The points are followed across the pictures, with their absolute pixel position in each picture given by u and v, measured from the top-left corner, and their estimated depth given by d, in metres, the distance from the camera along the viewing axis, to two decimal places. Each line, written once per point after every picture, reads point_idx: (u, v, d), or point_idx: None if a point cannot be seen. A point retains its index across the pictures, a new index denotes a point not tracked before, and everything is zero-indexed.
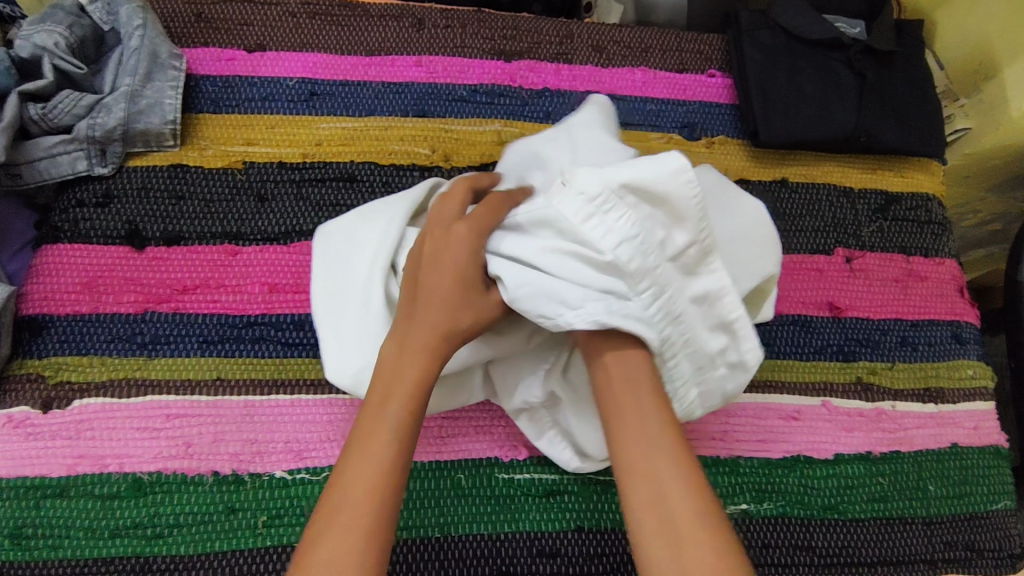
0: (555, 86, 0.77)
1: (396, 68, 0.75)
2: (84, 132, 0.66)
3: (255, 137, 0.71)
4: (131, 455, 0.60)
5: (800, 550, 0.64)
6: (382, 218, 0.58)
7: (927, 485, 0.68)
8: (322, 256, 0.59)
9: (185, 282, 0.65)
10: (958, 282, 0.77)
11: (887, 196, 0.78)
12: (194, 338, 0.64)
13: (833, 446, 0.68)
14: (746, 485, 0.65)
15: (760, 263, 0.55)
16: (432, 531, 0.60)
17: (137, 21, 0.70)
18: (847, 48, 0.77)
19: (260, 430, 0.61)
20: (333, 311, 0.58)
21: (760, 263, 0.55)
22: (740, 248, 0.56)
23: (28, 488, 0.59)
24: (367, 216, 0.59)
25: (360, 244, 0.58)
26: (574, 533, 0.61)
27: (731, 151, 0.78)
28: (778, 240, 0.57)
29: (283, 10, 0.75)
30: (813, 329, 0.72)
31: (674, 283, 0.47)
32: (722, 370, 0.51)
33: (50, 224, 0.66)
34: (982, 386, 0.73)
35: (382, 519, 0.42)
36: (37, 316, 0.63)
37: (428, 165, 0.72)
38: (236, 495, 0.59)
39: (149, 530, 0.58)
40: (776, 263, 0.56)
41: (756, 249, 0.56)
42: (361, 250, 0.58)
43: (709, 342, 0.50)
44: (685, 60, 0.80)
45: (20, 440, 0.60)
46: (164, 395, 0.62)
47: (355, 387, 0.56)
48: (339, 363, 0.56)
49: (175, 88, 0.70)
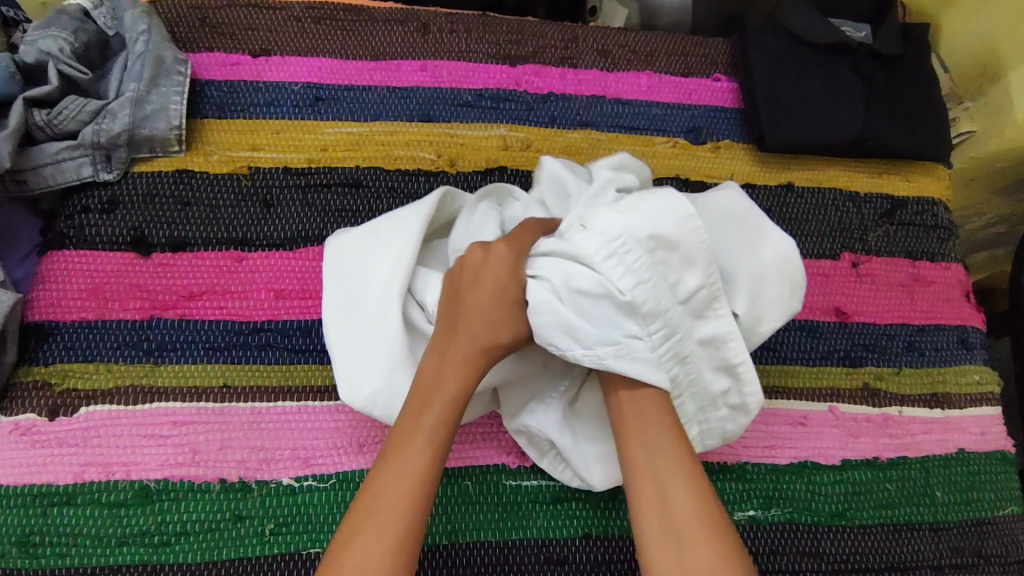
0: (561, 90, 0.77)
1: (401, 72, 0.75)
2: (90, 138, 0.66)
3: (261, 142, 0.71)
4: (138, 463, 0.60)
5: (808, 557, 0.64)
6: (396, 236, 0.59)
7: (934, 491, 0.68)
8: (334, 274, 0.60)
9: (192, 288, 0.65)
10: (963, 287, 0.77)
11: (894, 200, 0.78)
12: (200, 345, 0.64)
13: (840, 452, 0.68)
14: (754, 492, 0.65)
15: (787, 300, 0.56)
16: (440, 539, 0.60)
17: (142, 26, 0.69)
18: (853, 52, 0.77)
19: (266, 438, 0.61)
20: (345, 328, 0.58)
21: (787, 300, 0.56)
22: (766, 288, 0.55)
23: (34, 496, 0.58)
24: (381, 231, 0.60)
25: (374, 263, 0.59)
26: (582, 540, 0.61)
27: (737, 156, 0.77)
28: (802, 279, 0.57)
29: (288, 14, 0.75)
30: (819, 334, 0.72)
31: (684, 326, 0.50)
32: (723, 410, 0.54)
33: (56, 231, 0.66)
34: (989, 392, 0.73)
35: (416, 517, 0.46)
36: (43, 323, 0.63)
37: (433, 170, 0.72)
38: (242, 503, 0.59)
39: (156, 538, 0.58)
40: (800, 301, 0.56)
41: (783, 290, 0.55)
42: (375, 270, 0.59)
43: (711, 383, 0.53)
44: (690, 64, 0.80)
45: (27, 448, 0.60)
46: (171, 402, 0.62)
47: (369, 408, 0.57)
48: (354, 384, 0.56)
49: (181, 93, 0.69)
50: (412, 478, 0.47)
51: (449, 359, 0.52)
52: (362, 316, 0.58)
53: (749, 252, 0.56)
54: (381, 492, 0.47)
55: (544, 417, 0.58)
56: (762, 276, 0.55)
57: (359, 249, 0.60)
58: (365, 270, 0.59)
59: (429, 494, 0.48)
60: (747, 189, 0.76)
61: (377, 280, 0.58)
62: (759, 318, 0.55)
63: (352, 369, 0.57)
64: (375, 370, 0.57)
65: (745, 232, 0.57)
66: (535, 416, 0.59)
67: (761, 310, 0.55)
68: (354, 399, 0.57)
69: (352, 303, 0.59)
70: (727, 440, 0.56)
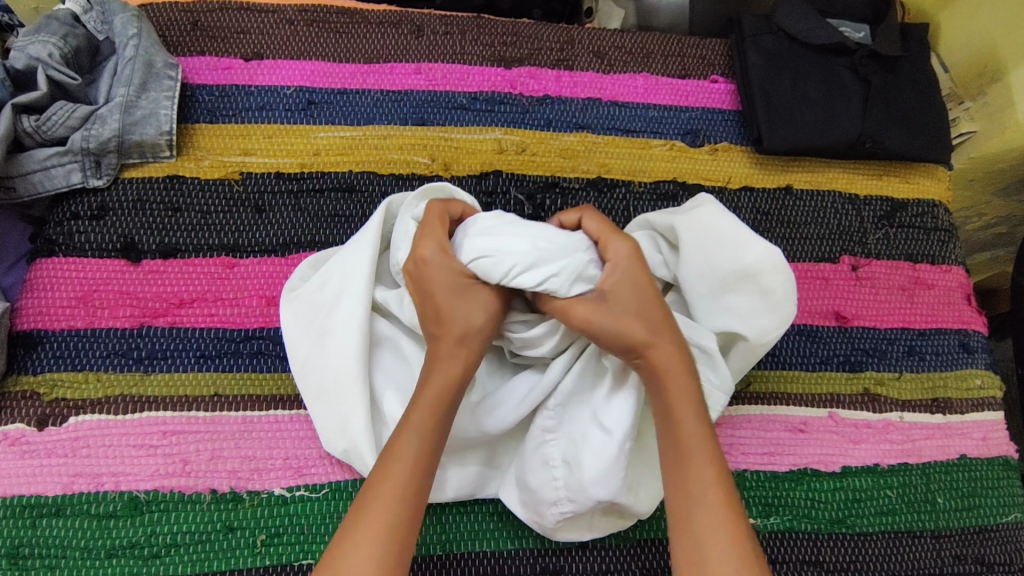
0: (555, 93, 0.76)
1: (394, 76, 0.74)
2: (79, 144, 0.65)
3: (253, 147, 0.70)
4: (128, 473, 0.59)
5: (808, 566, 0.63)
6: (345, 278, 0.59)
7: (935, 498, 0.67)
8: (295, 332, 0.60)
9: (182, 295, 0.64)
10: (965, 290, 0.75)
11: (893, 202, 0.77)
12: (191, 353, 0.63)
13: (840, 459, 0.67)
14: (752, 500, 0.64)
15: (764, 321, 0.59)
16: (434, 549, 0.59)
17: (132, 30, 0.69)
18: (852, 53, 0.76)
19: (259, 447, 0.60)
20: (314, 381, 0.59)
21: (765, 320, 0.59)
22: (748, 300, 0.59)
23: (22, 507, 0.58)
24: (327, 275, 0.60)
25: (331, 304, 0.59)
26: (578, 550, 0.60)
27: (734, 158, 0.76)
28: (795, 286, 0.58)
29: (280, 18, 0.74)
30: (818, 339, 0.71)
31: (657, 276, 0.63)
32: (725, 371, 0.58)
33: (45, 238, 0.65)
34: (991, 396, 0.72)
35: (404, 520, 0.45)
36: (32, 332, 0.63)
37: (427, 174, 0.71)
38: (233, 514, 0.58)
39: (146, 550, 0.57)
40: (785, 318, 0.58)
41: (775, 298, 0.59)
42: (332, 311, 0.59)
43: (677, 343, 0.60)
44: (687, 65, 0.79)
45: (16, 458, 0.59)
46: (162, 411, 0.61)
47: (346, 457, 0.58)
48: (328, 436, 0.58)
49: (172, 98, 0.68)
50: (410, 479, 0.47)
51: (438, 360, 0.52)
52: (326, 365, 0.58)
53: (728, 264, 0.59)
54: (381, 496, 0.46)
55: (568, 506, 0.55)
56: (747, 287, 0.59)
57: (314, 306, 0.60)
58: (324, 314, 0.60)
59: (416, 494, 0.47)
60: (744, 192, 0.76)
61: (335, 327, 0.58)
62: (753, 330, 0.59)
63: (325, 420, 0.58)
64: (342, 425, 0.57)
65: (731, 242, 0.59)
66: (558, 509, 0.55)
67: (759, 320, 0.59)
68: (331, 452, 0.58)
69: (314, 355, 0.59)
70: (729, 395, 0.59)
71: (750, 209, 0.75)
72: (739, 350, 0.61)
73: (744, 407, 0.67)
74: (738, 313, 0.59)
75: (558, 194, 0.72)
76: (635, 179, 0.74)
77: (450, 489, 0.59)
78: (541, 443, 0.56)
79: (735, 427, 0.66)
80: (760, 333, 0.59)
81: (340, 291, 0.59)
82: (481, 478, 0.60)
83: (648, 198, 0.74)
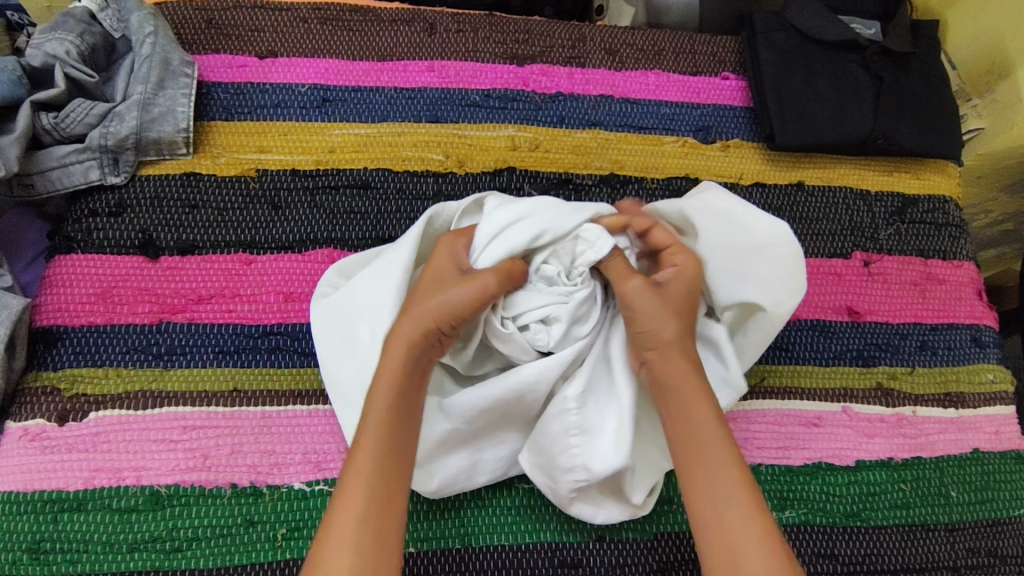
0: (568, 90, 0.76)
1: (408, 73, 0.74)
2: (97, 141, 0.66)
3: (268, 144, 0.70)
4: (149, 468, 0.59)
5: (824, 559, 0.64)
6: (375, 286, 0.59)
7: (949, 491, 0.68)
8: (322, 334, 0.61)
9: (200, 292, 0.65)
10: (976, 285, 0.76)
11: (904, 198, 0.77)
12: (209, 348, 0.63)
13: (854, 453, 0.67)
14: (768, 493, 0.65)
15: (782, 287, 0.60)
16: (453, 542, 0.59)
17: (148, 27, 0.69)
18: (863, 49, 0.76)
19: (278, 442, 0.61)
20: (336, 384, 0.59)
21: (783, 286, 0.60)
22: (772, 267, 0.60)
23: (43, 502, 0.58)
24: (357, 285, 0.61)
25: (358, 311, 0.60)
26: (595, 543, 0.61)
27: (746, 155, 0.77)
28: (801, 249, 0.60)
29: (294, 15, 0.75)
30: (832, 333, 0.71)
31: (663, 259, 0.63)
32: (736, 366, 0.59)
33: (63, 235, 0.66)
34: (1002, 391, 0.72)
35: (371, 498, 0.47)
36: (52, 328, 0.63)
37: (442, 171, 0.71)
38: (254, 508, 0.59)
39: (167, 544, 0.57)
40: (800, 286, 0.60)
41: (788, 269, 0.60)
42: (359, 318, 0.59)
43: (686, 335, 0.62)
44: (699, 62, 0.80)
45: (36, 453, 0.59)
46: (182, 406, 0.61)
47: None
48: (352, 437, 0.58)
49: (188, 95, 0.69)
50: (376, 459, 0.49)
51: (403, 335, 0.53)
52: (350, 370, 0.59)
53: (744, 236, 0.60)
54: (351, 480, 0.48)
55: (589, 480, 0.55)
56: (762, 253, 0.60)
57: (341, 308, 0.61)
58: (350, 320, 0.60)
59: (383, 476, 0.48)
60: (756, 188, 0.76)
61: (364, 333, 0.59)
62: (772, 299, 0.59)
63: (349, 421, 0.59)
64: None
65: (739, 216, 0.61)
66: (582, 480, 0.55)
67: (775, 290, 0.59)
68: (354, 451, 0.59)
69: (339, 355, 0.60)
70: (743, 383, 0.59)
71: (762, 205, 0.75)
72: (757, 323, 0.61)
73: (758, 401, 0.68)
74: (755, 284, 0.59)
75: (571, 191, 0.73)
76: (648, 176, 0.75)
77: (481, 473, 0.59)
78: (560, 412, 0.55)
79: (750, 422, 0.67)
80: (776, 306, 0.59)
81: (368, 294, 0.59)
82: (509, 461, 0.60)
83: (661, 195, 0.74)
